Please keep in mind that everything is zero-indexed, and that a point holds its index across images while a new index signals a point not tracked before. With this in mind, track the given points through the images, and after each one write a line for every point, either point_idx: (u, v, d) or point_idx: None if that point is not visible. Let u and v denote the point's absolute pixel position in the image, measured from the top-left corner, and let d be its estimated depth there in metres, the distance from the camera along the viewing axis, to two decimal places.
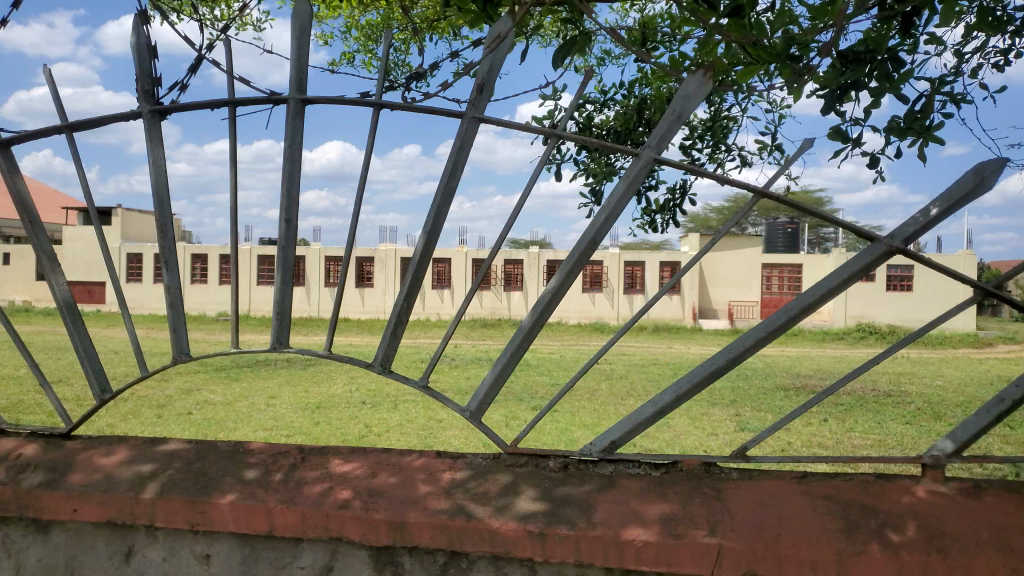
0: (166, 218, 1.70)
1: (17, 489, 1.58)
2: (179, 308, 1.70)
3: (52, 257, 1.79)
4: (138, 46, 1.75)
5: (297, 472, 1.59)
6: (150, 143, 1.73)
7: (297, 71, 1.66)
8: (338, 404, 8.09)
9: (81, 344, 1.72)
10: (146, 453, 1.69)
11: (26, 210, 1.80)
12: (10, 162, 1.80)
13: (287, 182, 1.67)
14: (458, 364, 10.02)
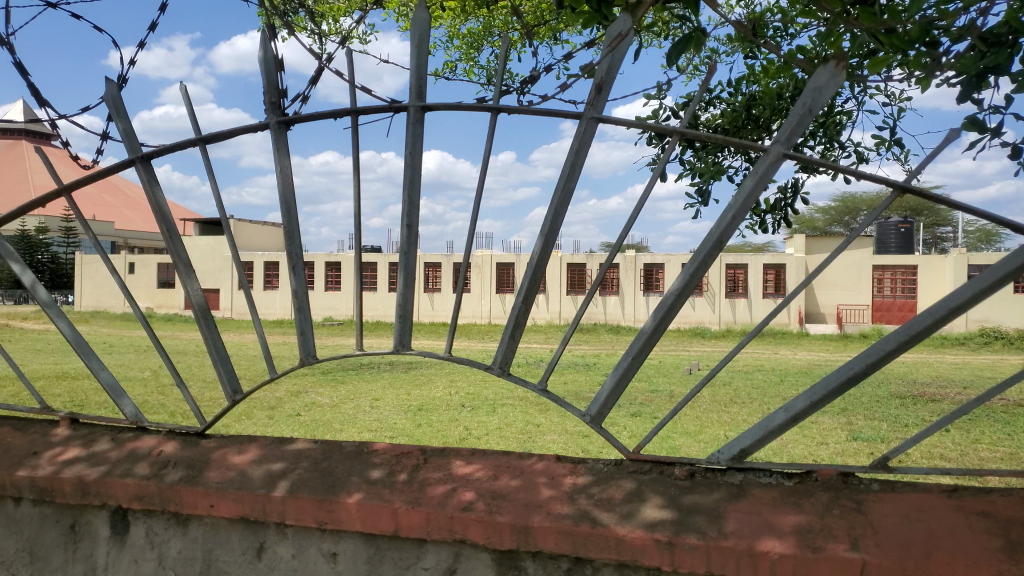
0: (294, 227, 1.77)
1: (160, 485, 1.66)
2: (306, 313, 1.75)
3: (188, 264, 1.86)
4: (265, 59, 1.80)
5: (420, 473, 1.61)
6: (277, 154, 1.78)
7: (417, 80, 1.69)
8: (439, 407, 8.24)
9: (215, 347, 1.79)
10: (275, 452, 1.74)
11: (163, 217, 1.87)
12: (150, 174, 1.90)
13: (408, 190, 1.69)
14: (554, 369, 10.03)
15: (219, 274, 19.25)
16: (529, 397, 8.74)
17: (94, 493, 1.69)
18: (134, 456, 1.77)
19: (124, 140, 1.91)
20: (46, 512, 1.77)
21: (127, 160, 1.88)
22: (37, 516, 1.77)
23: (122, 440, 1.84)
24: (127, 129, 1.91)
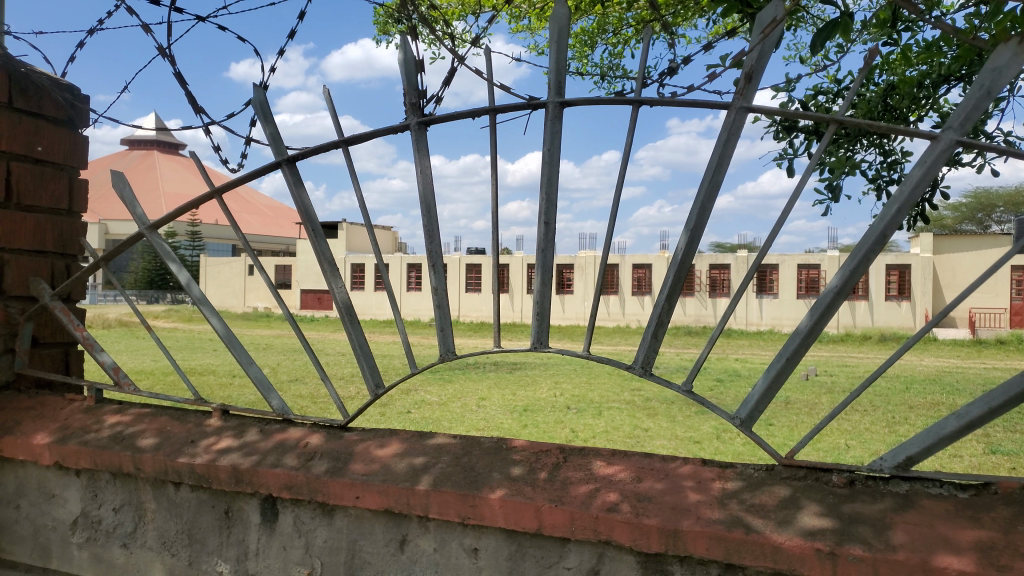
0: (433, 225, 1.81)
1: (308, 475, 1.71)
2: (446, 310, 1.79)
3: (332, 263, 1.92)
4: (405, 60, 1.82)
5: (561, 471, 1.59)
6: (418, 154, 1.82)
7: (557, 74, 1.68)
8: (544, 408, 8.25)
9: (359, 343, 1.85)
10: (417, 446, 1.77)
11: (308, 216, 1.94)
12: (295, 175, 1.96)
13: (547, 186, 1.67)
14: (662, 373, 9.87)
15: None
16: (636, 400, 8.63)
17: (247, 481, 1.77)
18: (282, 446, 1.84)
19: (269, 141, 1.97)
20: (203, 497, 1.87)
21: (274, 163, 1.95)
22: (195, 501, 1.88)
23: (271, 430, 1.92)
24: (274, 132, 1.97)
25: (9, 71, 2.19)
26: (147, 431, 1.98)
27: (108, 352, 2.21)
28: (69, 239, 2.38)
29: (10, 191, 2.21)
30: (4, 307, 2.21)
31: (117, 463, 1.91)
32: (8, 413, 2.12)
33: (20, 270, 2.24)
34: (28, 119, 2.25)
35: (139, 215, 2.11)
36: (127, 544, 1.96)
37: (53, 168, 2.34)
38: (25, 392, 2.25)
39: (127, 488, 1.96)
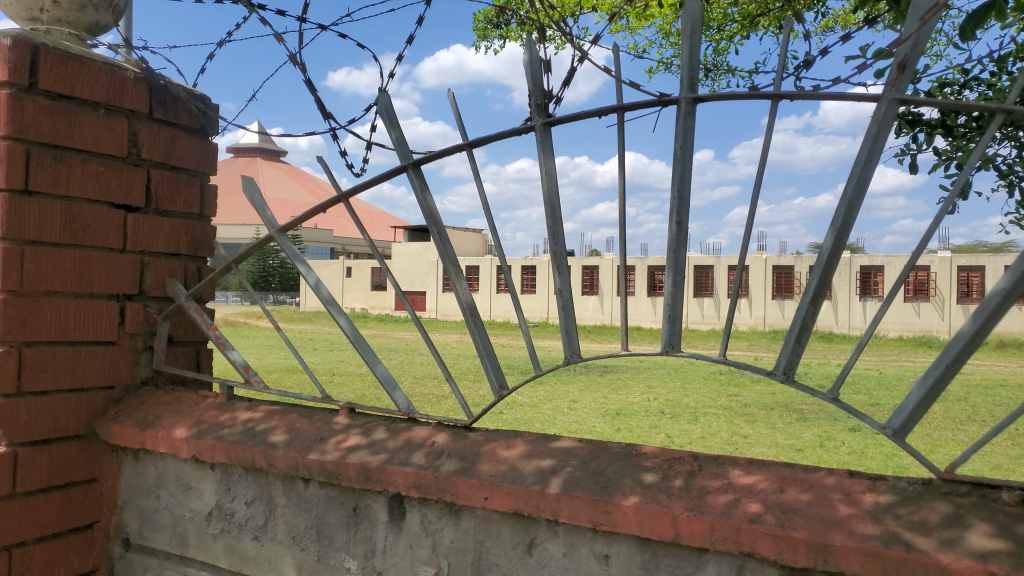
0: (558, 225, 1.76)
1: (437, 475, 1.73)
2: (570, 311, 1.74)
3: (456, 264, 1.94)
4: (529, 60, 1.81)
5: (697, 480, 1.54)
6: (543, 154, 1.79)
7: (690, 70, 1.63)
8: (638, 412, 8.15)
9: (483, 344, 1.85)
10: (543, 448, 1.75)
11: (433, 220, 1.96)
12: (420, 178, 1.98)
13: (678, 184, 1.62)
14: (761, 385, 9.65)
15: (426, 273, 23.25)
16: (734, 407, 8.42)
17: (376, 478, 1.80)
18: (409, 445, 1.86)
19: (395, 146, 1.99)
20: (332, 495, 1.91)
21: (399, 166, 1.97)
22: (324, 498, 1.92)
23: (397, 429, 1.94)
24: (398, 137, 1.99)
25: (149, 84, 2.34)
26: (278, 428, 2.04)
27: (239, 350, 2.29)
28: (201, 243, 2.49)
29: (149, 197, 2.33)
30: (144, 307, 2.33)
31: (250, 458, 1.98)
32: (147, 407, 2.23)
33: (158, 272, 2.36)
34: (165, 128, 2.38)
35: (268, 218, 2.17)
36: (258, 536, 2.03)
37: (187, 174, 2.46)
38: (162, 388, 2.36)
39: (259, 483, 2.02)
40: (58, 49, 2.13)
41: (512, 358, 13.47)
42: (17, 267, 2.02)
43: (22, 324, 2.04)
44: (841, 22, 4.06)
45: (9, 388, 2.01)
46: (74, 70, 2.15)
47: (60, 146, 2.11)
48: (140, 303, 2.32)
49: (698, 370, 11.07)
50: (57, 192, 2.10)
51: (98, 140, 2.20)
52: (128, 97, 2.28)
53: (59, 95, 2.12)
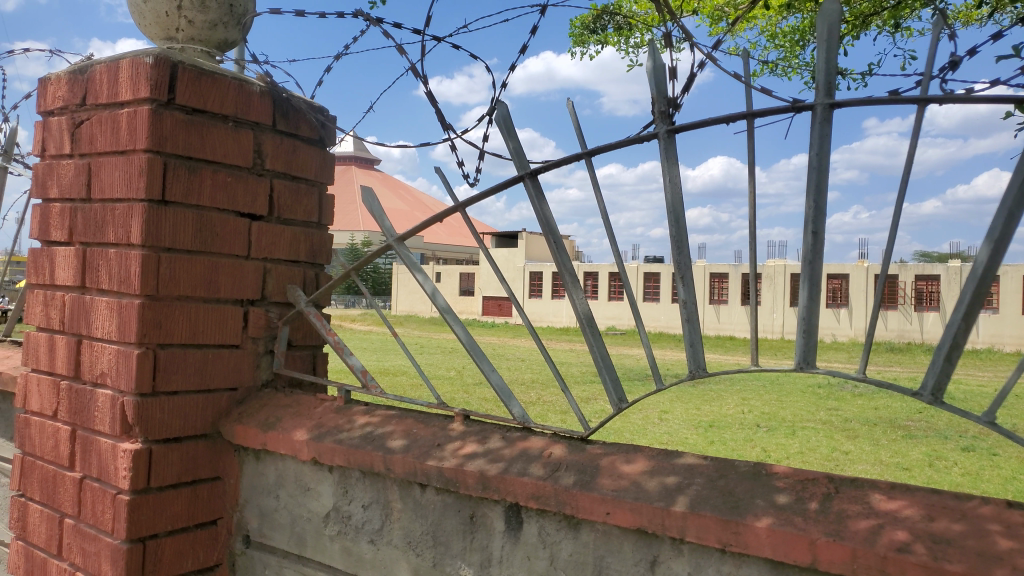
0: (682, 235, 1.72)
1: (556, 487, 1.71)
2: (694, 324, 1.69)
3: (573, 273, 1.90)
4: (653, 68, 1.78)
5: (835, 503, 1.47)
6: (666, 163, 1.75)
7: (827, 74, 1.55)
8: (732, 425, 7.97)
9: (602, 357, 1.81)
10: (666, 465, 1.71)
11: (550, 230, 1.94)
12: (537, 188, 1.97)
13: (814, 193, 1.55)
14: (864, 403, 9.27)
15: (513, 278, 23.65)
16: (835, 421, 8.11)
17: (495, 487, 1.80)
18: (527, 455, 1.85)
19: (513, 157, 1.99)
20: (449, 501, 1.92)
21: (516, 176, 1.97)
22: (441, 504, 1.94)
23: (513, 437, 1.94)
24: (516, 147, 1.99)
25: (273, 97, 2.44)
26: (395, 433, 2.07)
27: (356, 355, 2.35)
28: (318, 249, 2.58)
29: (272, 206, 2.43)
30: (266, 312, 2.42)
31: (368, 462, 2.02)
32: (268, 409, 2.31)
33: (279, 278, 2.45)
34: (288, 139, 2.48)
35: (387, 227, 2.23)
36: (374, 540, 2.06)
37: (307, 184, 2.55)
38: (281, 390, 2.44)
39: (376, 488, 2.06)
40: (193, 65, 2.24)
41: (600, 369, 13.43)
42: (154, 273, 2.12)
43: (157, 327, 2.13)
44: (965, 18, 3.85)
45: (145, 388, 2.11)
46: (207, 85, 2.25)
47: (193, 158, 2.21)
48: (262, 307, 2.41)
49: (794, 382, 10.73)
50: (190, 202, 2.20)
51: (227, 152, 2.29)
52: (254, 110, 2.38)
53: (193, 110, 2.23)
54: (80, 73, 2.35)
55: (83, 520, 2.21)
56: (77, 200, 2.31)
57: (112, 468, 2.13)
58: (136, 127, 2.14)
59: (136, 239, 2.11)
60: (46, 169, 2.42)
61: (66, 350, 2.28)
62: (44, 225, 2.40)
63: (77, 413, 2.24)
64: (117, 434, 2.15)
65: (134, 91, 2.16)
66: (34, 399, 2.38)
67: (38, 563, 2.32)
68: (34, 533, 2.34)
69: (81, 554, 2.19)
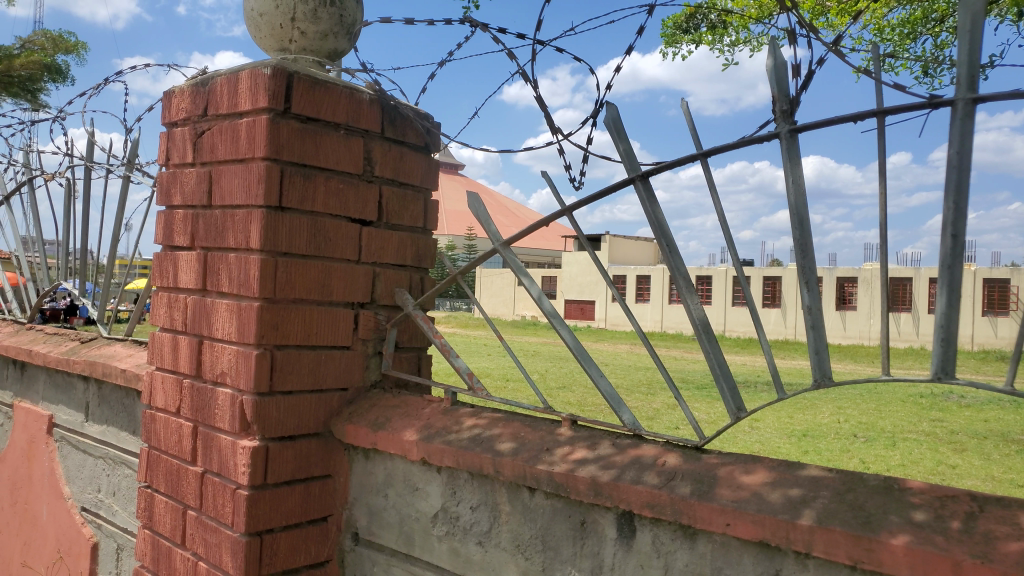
0: (806, 238, 1.66)
1: (673, 496, 1.68)
2: (819, 331, 1.64)
3: (687, 278, 1.86)
4: (774, 65, 1.72)
5: (979, 523, 1.38)
6: (789, 165, 1.69)
7: (968, 68, 1.46)
8: (827, 434, 7.70)
9: (719, 363, 1.77)
10: (788, 476, 1.65)
11: (662, 233, 1.89)
12: (648, 191, 1.93)
13: (955, 193, 1.46)
14: (973, 415, 8.77)
15: (596, 283, 23.66)
16: (939, 433, 7.72)
17: (607, 494, 1.78)
18: (639, 463, 1.82)
19: (623, 159, 1.96)
20: (559, 506, 1.92)
21: (627, 179, 1.94)
22: (550, 509, 1.94)
23: (623, 444, 1.91)
24: (626, 150, 1.96)
25: (382, 105, 2.50)
26: (503, 436, 2.08)
27: (462, 358, 2.38)
28: (423, 254, 2.64)
29: (381, 212, 2.50)
30: (375, 314, 2.49)
31: (477, 464, 2.03)
32: (377, 409, 2.37)
33: (387, 282, 2.52)
34: (395, 146, 2.54)
35: (494, 232, 2.24)
36: (482, 542, 2.08)
37: (413, 190, 2.61)
38: (389, 390, 2.50)
39: (484, 490, 2.07)
40: (308, 75, 2.31)
41: (686, 375, 13.27)
42: (272, 277, 2.19)
43: (274, 329, 2.21)
44: None
45: (263, 387, 2.19)
46: (321, 94, 2.33)
47: (308, 165, 2.29)
48: (371, 310, 2.49)
49: (894, 391, 10.29)
50: (305, 208, 2.27)
51: (339, 160, 2.36)
52: (364, 118, 2.44)
53: (307, 118, 2.30)
54: (201, 86, 2.46)
55: (204, 512, 2.31)
56: (198, 207, 2.41)
57: (232, 464, 2.22)
58: (255, 136, 2.22)
59: (255, 244, 2.19)
60: (170, 178, 2.54)
61: (189, 350, 2.39)
62: (168, 231, 2.52)
63: (199, 410, 2.34)
64: (235, 432, 2.23)
65: (253, 101, 2.24)
66: (158, 397, 2.51)
67: (164, 552, 2.44)
68: (160, 523, 2.46)
69: (202, 545, 2.29)
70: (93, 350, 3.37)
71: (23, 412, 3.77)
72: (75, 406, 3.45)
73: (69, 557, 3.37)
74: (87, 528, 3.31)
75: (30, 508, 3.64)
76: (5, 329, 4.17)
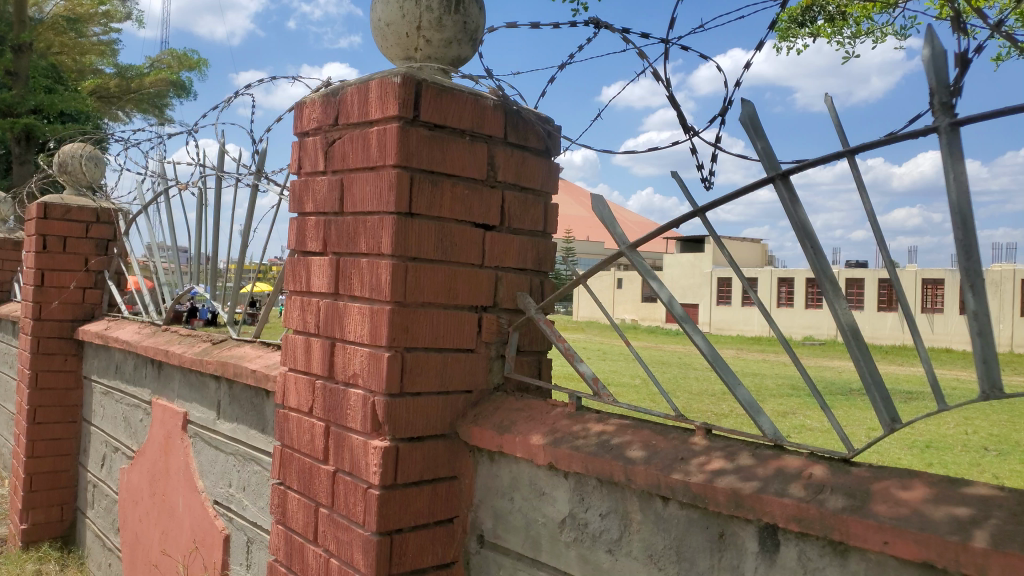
0: (970, 239, 1.54)
1: (822, 511, 1.60)
2: (986, 339, 1.52)
3: (834, 282, 1.76)
4: (931, 54, 1.59)
5: None
6: (949, 161, 1.57)
7: None
8: (954, 447, 7.26)
9: (870, 372, 1.68)
10: (952, 493, 1.54)
11: (806, 235, 1.81)
12: (790, 192, 1.85)
13: None
14: None
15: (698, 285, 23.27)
16: None
17: (749, 507, 1.72)
18: (783, 475, 1.75)
19: (762, 158, 1.89)
20: (695, 517, 1.87)
21: (766, 179, 1.86)
22: (686, 519, 1.89)
23: (765, 455, 1.84)
24: (765, 148, 1.89)
25: (505, 110, 2.51)
26: (634, 443, 2.04)
27: (586, 363, 2.35)
28: (544, 258, 2.63)
29: (503, 216, 2.51)
30: (497, 318, 2.50)
31: (608, 471, 2.00)
32: (502, 412, 2.38)
33: (509, 286, 2.54)
34: (518, 151, 2.55)
35: (619, 235, 2.20)
36: (612, 550, 2.04)
37: (534, 194, 2.61)
38: (512, 393, 2.50)
39: (614, 497, 2.04)
40: (435, 83, 2.34)
41: (796, 385, 12.86)
42: (402, 281, 2.24)
43: (404, 332, 2.26)
44: None
45: (394, 389, 2.23)
46: (447, 101, 2.36)
47: (435, 172, 2.32)
48: (494, 313, 2.50)
49: None
50: (433, 214, 2.31)
51: (464, 166, 2.39)
52: (488, 123, 2.46)
53: (435, 125, 2.33)
54: (333, 96, 2.54)
55: (336, 510, 2.37)
56: (330, 213, 2.49)
57: (364, 463, 2.28)
58: (385, 144, 2.27)
59: (387, 249, 2.23)
60: (302, 186, 2.63)
61: (321, 352, 2.47)
62: (300, 237, 2.62)
63: (331, 410, 2.42)
64: (367, 432, 2.28)
65: (383, 109, 2.29)
66: (292, 397, 2.60)
67: (297, 548, 2.52)
68: (293, 519, 2.55)
69: (335, 542, 2.36)
70: (225, 350, 3.53)
71: (161, 409, 4.02)
72: (208, 404, 3.63)
73: (204, 548, 3.55)
74: (220, 520, 3.47)
75: (168, 499, 3.87)
76: (144, 330, 4.46)
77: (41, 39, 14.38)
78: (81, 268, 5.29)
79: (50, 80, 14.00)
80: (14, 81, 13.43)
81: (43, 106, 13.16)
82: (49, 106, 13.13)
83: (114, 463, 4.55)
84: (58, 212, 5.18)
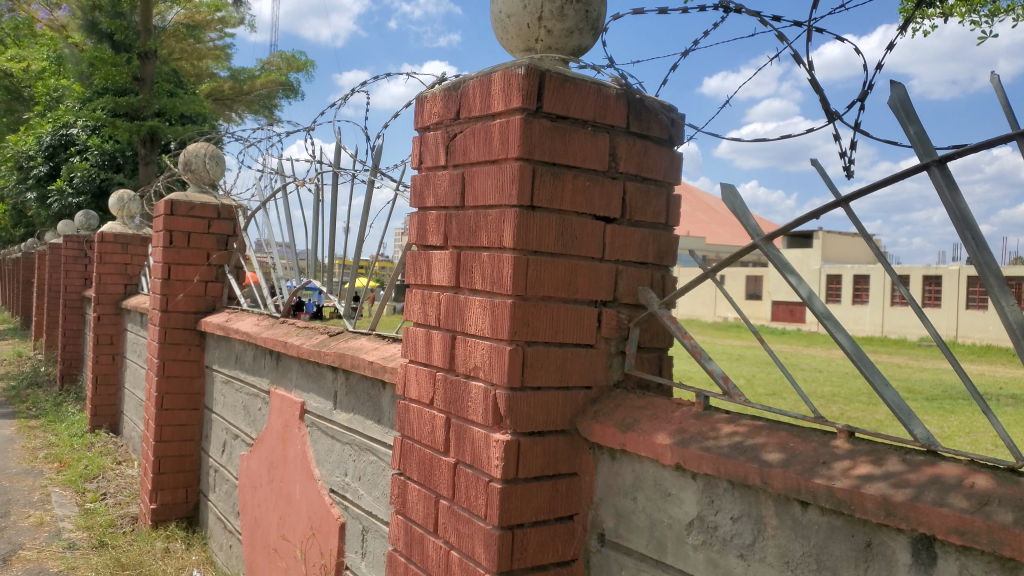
0: None
1: (990, 523, 1.47)
2: None
3: (1001, 277, 1.62)
4: None
5: None
6: None
7: None
8: None
9: None
10: None
11: (967, 225, 1.68)
12: (948, 179, 1.72)
13: None
14: None
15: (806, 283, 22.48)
16: None
17: (903, 516, 1.60)
18: (941, 484, 1.62)
19: (915, 144, 1.76)
20: (838, 524, 1.77)
21: (921, 165, 1.73)
22: (828, 526, 1.79)
23: (916, 461, 1.71)
24: (918, 133, 1.76)
25: (628, 99, 2.45)
26: (769, 445, 1.94)
27: (714, 361, 2.26)
28: (665, 252, 2.56)
29: (624, 209, 2.45)
30: (617, 313, 2.45)
31: (741, 473, 1.92)
32: (624, 409, 2.32)
33: (630, 280, 2.48)
34: (640, 141, 2.48)
35: (752, 227, 2.11)
36: (744, 555, 1.96)
37: (655, 185, 2.54)
38: (633, 390, 2.44)
39: (747, 500, 1.96)
40: (558, 73, 2.31)
41: (916, 389, 12.26)
42: (523, 274, 2.22)
43: (526, 326, 2.24)
44: None
45: (515, 382, 2.22)
46: (570, 91, 2.31)
47: (558, 164, 2.29)
48: (614, 308, 2.45)
49: None
50: (555, 207, 2.28)
51: (586, 157, 2.35)
52: (611, 114, 2.41)
53: (557, 116, 2.30)
54: (454, 89, 2.54)
55: (457, 502, 2.38)
56: (451, 208, 2.50)
57: (485, 457, 2.27)
58: (507, 137, 2.25)
59: (509, 242, 2.22)
60: (423, 180, 2.66)
61: (442, 344, 2.49)
62: (421, 231, 2.64)
63: (452, 403, 2.42)
64: (489, 425, 2.28)
65: (506, 101, 2.27)
66: (412, 388, 2.63)
67: (417, 538, 2.55)
68: (413, 510, 2.58)
69: (455, 535, 2.37)
70: (341, 343, 3.61)
71: (279, 398, 4.16)
72: (325, 394, 3.73)
73: (321, 534, 3.65)
74: (336, 508, 3.57)
75: (285, 486, 4.00)
76: (262, 323, 4.63)
77: (164, 46, 15.22)
78: (204, 262, 5.57)
79: (173, 84, 14.84)
80: (141, 86, 14.32)
81: (167, 109, 13.94)
82: (171, 109, 13.92)
83: (235, 449, 4.76)
84: (183, 208, 5.47)
